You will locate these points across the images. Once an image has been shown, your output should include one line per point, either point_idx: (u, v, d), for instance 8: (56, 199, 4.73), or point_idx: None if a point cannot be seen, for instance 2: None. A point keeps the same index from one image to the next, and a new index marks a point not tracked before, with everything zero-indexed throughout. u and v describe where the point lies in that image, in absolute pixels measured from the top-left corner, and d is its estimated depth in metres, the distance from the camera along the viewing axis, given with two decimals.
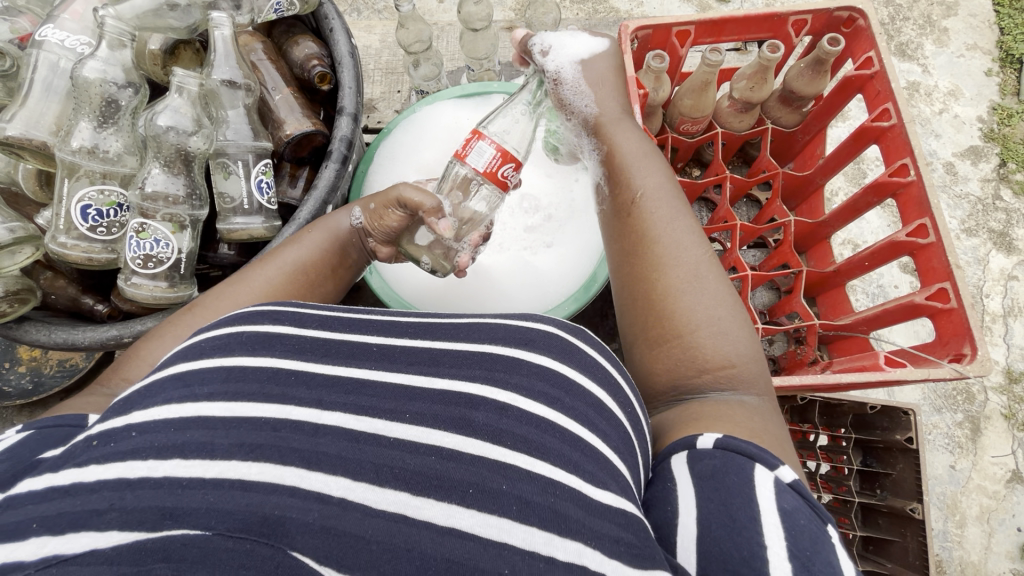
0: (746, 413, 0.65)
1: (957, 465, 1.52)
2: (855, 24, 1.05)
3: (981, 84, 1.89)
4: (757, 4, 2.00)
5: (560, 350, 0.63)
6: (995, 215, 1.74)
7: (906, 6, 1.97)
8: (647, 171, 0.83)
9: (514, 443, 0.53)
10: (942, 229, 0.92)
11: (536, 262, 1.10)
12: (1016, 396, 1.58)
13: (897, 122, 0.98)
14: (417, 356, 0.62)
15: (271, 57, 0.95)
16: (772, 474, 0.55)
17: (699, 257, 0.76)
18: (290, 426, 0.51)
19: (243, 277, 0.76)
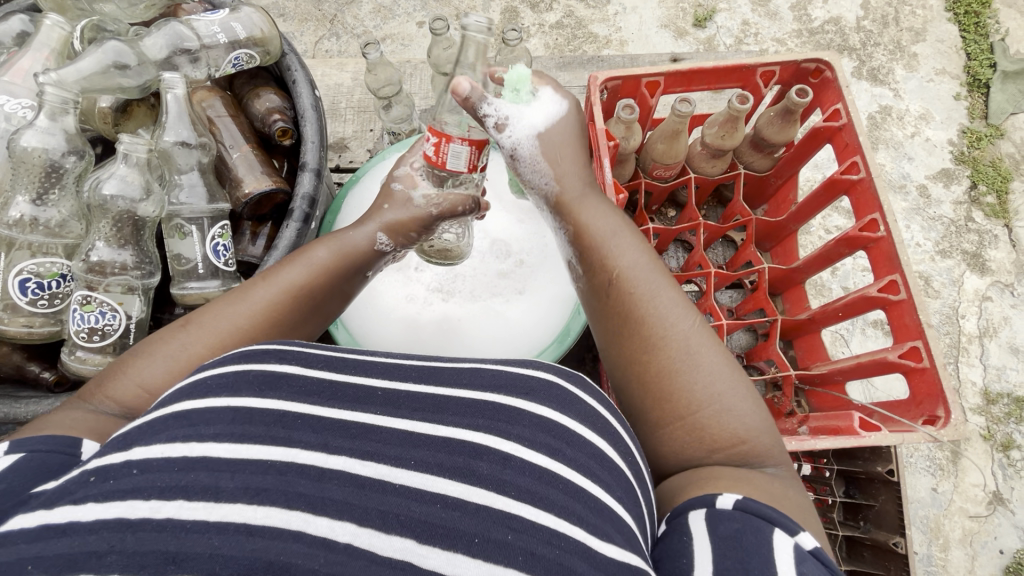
0: (767, 481, 0.64)
1: (939, 487, 1.52)
2: (823, 75, 1.06)
3: (950, 108, 1.93)
4: (733, 30, 2.03)
5: (562, 402, 0.63)
6: (968, 236, 1.77)
7: (876, 32, 2.02)
8: (627, 248, 0.77)
9: (519, 495, 0.53)
10: (912, 287, 0.93)
11: (505, 312, 1.05)
12: (994, 416, 1.59)
13: (865, 176, 1.00)
14: (422, 403, 0.61)
15: (229, 111, 0.92)
16: (792, 539, 0.55)
17: (689, 326, 0.72)
18: (297, 470, 0.51)
19: (244, 294, 0.72)
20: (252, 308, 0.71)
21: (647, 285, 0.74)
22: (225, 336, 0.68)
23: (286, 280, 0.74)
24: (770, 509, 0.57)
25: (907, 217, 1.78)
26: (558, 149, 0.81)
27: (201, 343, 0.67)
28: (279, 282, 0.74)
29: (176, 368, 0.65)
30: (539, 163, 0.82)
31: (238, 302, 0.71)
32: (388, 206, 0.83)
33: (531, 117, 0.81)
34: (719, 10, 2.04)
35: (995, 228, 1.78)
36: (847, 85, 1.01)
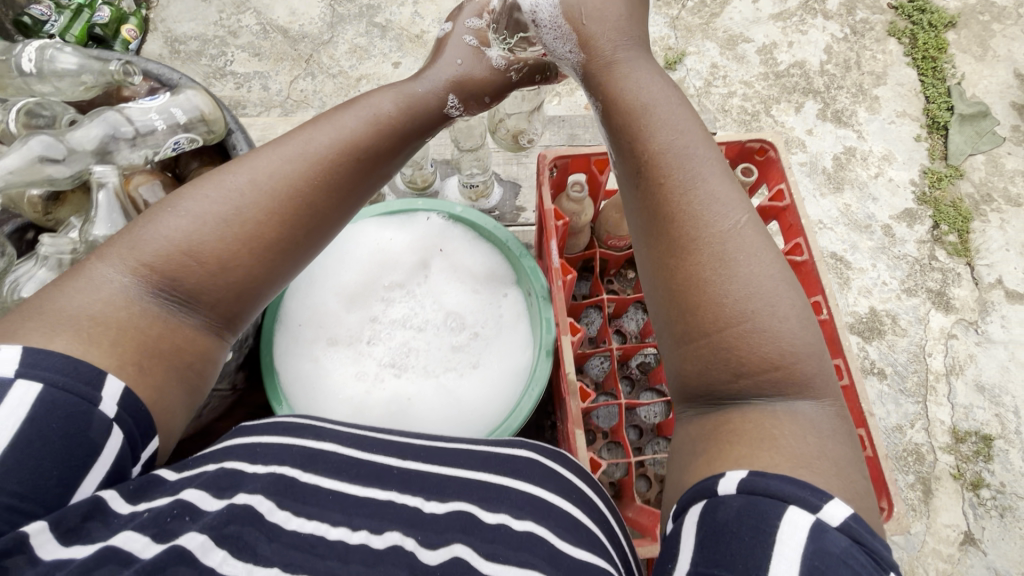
0: (798, 432, 0.59)
1: (912, 528, 1.52)
2: (767, 155, 1.08)
3: (911, 149, 1.99)
4: (702, 73, 2.08)
5: (543, 477, 0.74)
6: (932, 274, 1.81)
7: (839, 75, 2.10)
8: (668, 129, 0.69)
9: (506, 557, 0.62)
10: (854, 372, 0.98)
11: (457, 390, 0.98)
12: (963, 455, 1.61)
13: (808, 258, 1.03)
14: (427, 481, 0.72)
15: (171, 195, 0.93)
16: (813, 516, 0.53)
17: (734, 223, 0.64)
18: (327, 547, 0.61)
19: (287, 153, 0.71)
20: (298, 165, 0.70)
21: (687, 168, 0.67)
22: (274, 197, 0.69)
23: (337, 135, 0.73)
24: (790, 487, 0.55)
25: (873, 256, 1.82)
26: (596, 22, 0.73)
27: (248, 205, 0.68)
28: (277, 171, 0.69)
29: (205, 225, 0.66)
30: (561, 24, 0.75)
31: (291, 162, 0.70)
32: (461, 61, 0.80)
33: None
34: (688, 53, 2.10)
35: (958, 267, 1.83)
36: (791, 169, 1.04)
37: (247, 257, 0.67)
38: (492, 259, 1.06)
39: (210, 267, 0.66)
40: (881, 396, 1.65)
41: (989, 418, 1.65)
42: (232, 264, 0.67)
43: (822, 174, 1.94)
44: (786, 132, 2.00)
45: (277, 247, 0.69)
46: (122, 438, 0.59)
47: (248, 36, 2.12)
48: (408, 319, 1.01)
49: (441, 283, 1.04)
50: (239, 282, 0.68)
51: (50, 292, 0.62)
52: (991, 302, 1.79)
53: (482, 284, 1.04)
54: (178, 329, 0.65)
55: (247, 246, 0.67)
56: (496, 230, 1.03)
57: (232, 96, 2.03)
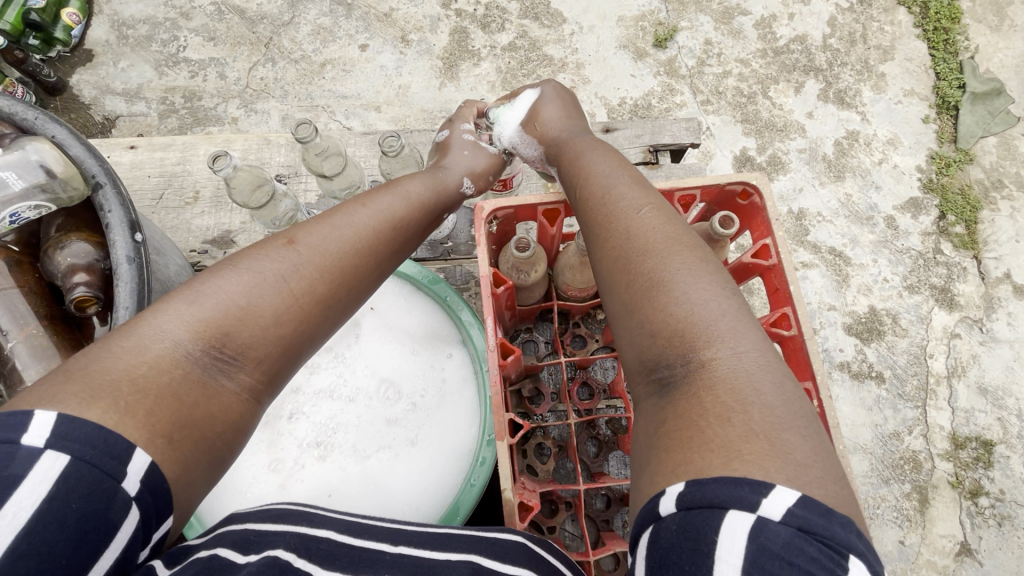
0: (725, 406, 0.47)
1: (906, 539, 1.47)
2: (751, 199, 0.85)
3: (918, 132, 1.86)
4: (695, 50, 1.92)
5: (533, 565, 0.60)
6: (936, 269, 1.71)
7: (843, 51, 1.94)
8: (600, 163, 0.75)
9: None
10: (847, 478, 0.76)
11: (379, 475, 0.84)
12: (961, 462, 1.54)
13: (797, 333, 0.80)
14: (411, 565, 0.57)
15: (20, 281, 0.73)
16: (752, 516, 0.40)
17: (647, 214, 0.64)
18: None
19: (346, 216, 0.68)
20: (357, 228, 0.67)
21: (614, 183, 0.70)
22: (332, 258, 0.63)
23: (378, 210, 0.71)
24: (724, 487, 0.42)
25: (874, 251, 1.71)
26: (549, 115, 0.92)
27: (309, 266, 0.61)
28: (348, 221, 0.67)
29: (263, 280, 0.57)
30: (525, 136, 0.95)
31: (352, 217, 0.68)
32: (468, 153, 0.95)
33: (515, 117, 0.97)
34: (680, 28, 1.93)
35: (964, 261, 1.72)
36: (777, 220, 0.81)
37: (297, 314, 0.58)
38: (432, 319, 0.95)
39: (265, 324, 0.56)
40: (878, 401, 1.57)
41: (990, 422, 1.58)
42: (278, 324, 0.57)
43: (822, 161, 1.80)
44: (784, 116, 1.85)
45: (328, 306, 0.61)
46: (139, 520, 0.44)
47: (200, 18, 1.95)
48: (332, 392, 0.88)
49: (372, 346, 0.91)
50: (286, 344, 0.58)
51: (85, 352, 0.48)
52: (997, 298, 1.69)
53: (421, 347, 0.92)
54: (224, 399, 0.52)
55: (297, 306, 0.58)
56: (437, 286, 0.93)
57: (186, 86, 1.88)
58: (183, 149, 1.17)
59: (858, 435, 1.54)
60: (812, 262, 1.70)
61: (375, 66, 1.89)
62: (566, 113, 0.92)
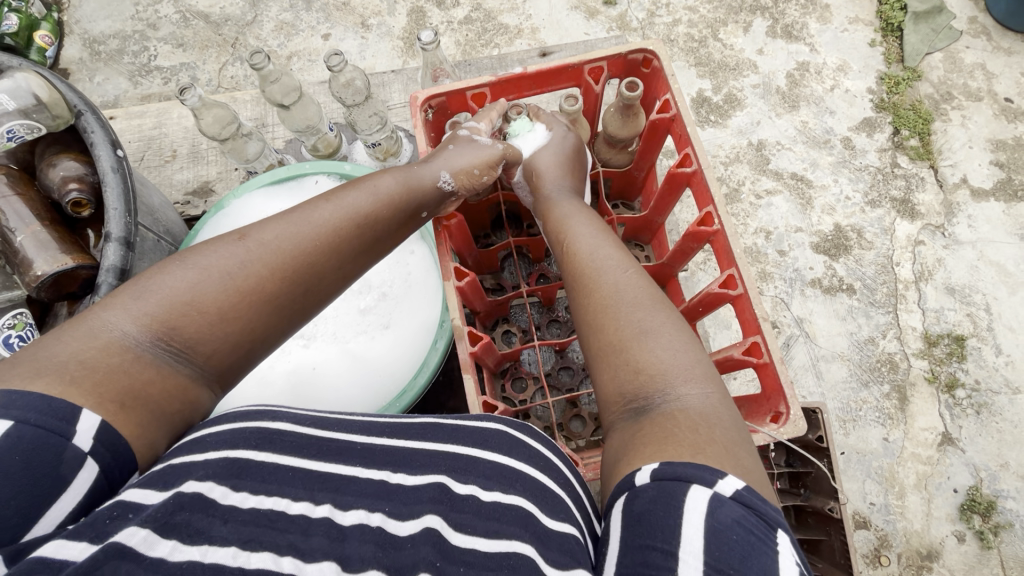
0: (690, 425, 0.57)
1: (890, 436, 1.54)
2: (652, 64, 0.96)
3: (866, 55, 1.93)
4: (645, 2, 1.99)
5: (512, 447, 0.66)
6: (895, 182, 1.78)
7: None
8: (583, 232, 0.81)
9: (473, 529, 0.55)
10: (748, 279, 0.82)
11: (358, 352, 0.96)
12: (936, 358, 1.61)
13: (696, 167, 0.89)
14: (394, 456, 0.63)
15: (18, 189, 0.87)
16: (710, 491, 0.50)
17: (625, 277, 0.73)
18: (289, 519, 0.51)
19: (305, 213, 0.71)
20: (316, 222, 0.71)
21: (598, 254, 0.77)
22: (281, 253, 0.66)
23: (340, 207, 0.74)
24: (691, 467, 0.51)
25: (834, 171, 1.78)
26: (553, 160, 0.93)
27: (256, 262, 0.65)
28: (302, 219, 0.70)
29: (211, 276, 0.62)
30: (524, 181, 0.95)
31: (309, 212, 0.71)
32: (454, 148, 0.90)
33: (528, 144, 0.95)
34: None
35: (921, 171, 1.79)
36: (670, 72, 0.91)
37: (238, 307, 0.62)
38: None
39: (208, 316, 0.60)
40: (851, 311, 1.64)
41: (960, 318, 1.65)
42: (232, 319, 0.62)
43: (776, 94, 1.87)
44: (736, 55, 1.92)
45: (280, 305, 0.66)
46: (99, 470, 0.49)
47: (167, 27, 2.03)
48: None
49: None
50: (237, 335, 0.62)
51: (39, 341, 0.54)
52: (957, 204, 1.76)
53: None
54: (171, 383, 0.57)
55: (247, 301, 0.63)
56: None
57: (160, 92, 1.95)
58: (157, 115, 1.30)
59: (835, 344, 1.61)
60: (775, 188, 1.77)
61: (339, 52, 1.96)
62: (565, 164, 0.93)
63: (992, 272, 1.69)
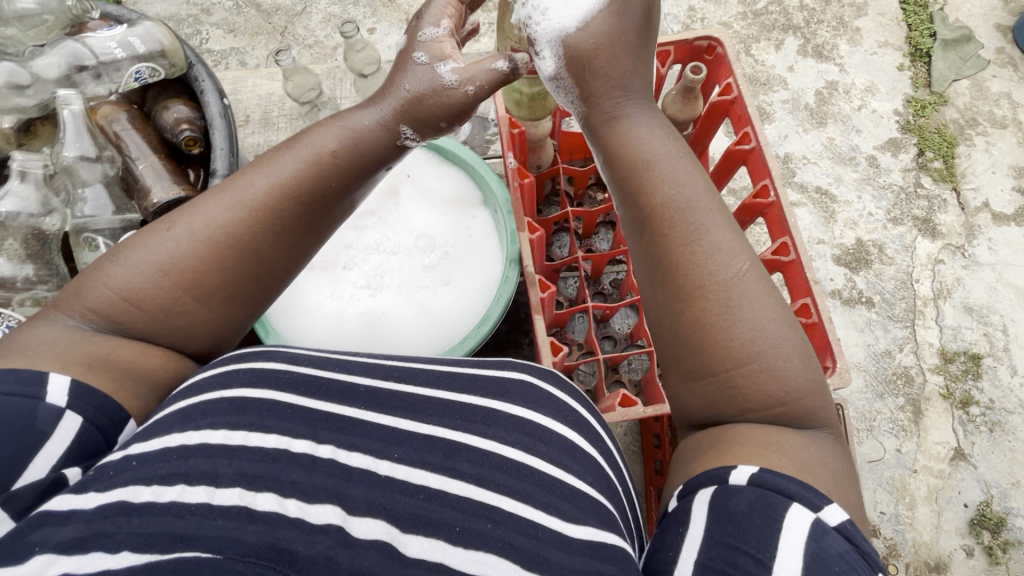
0: (799, 446, 0.62)
1: (902, 448, 1.56)
2: (715, 51, 1.00)
3: (894, 78, 1.98)
4: (680, 16, 2.06)
5: (533, 402, 0.71)
6: (917, 202, 1.82)
7: (818, 9, 2.07)
8: (671, 173, 0.70)
9: (497, 487, 0.60)
10: (801, 248, 0.91)
11: (422, 306, 1.04)
12: (951, 375, 1.63)
13: (756, 147, 0.95)
14: (402, 400, 0.67)
15: (137, 125, 1.06)
16: (812, 517, 0.55)
17: (740, 269, 0.66)
18: (291, 458, 0.55)
19: (228, 194, 0.68)
20: (253, 195, 0.67)
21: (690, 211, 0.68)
22: (212, 238, 0.65)
23: (273, 178, 0.68)
24: (794, 486, 0.57)
25: (858, 188, 1.83)
26: (607, 49, 0.71)
27: (190, 248, 0.65)
28: (237, 197, 0.67)
29: (148, 270, 0.64)
30: (563, 73, 0.74)
31: (239, 189, 0.67)
32: (411, 90, 0.72)
33: (570, 13, 0.72)
34: None
35: (944, 193, 1.83)
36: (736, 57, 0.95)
37: (183, 295, 0.65)
38: (458, 184, 1.12)
39: (151, 306, 0.64)
40: (869, 323, 1.67)
41: (977, 337, 1.68)
42: (179, 306, 0.65)
43: (805, 110, 1.93)
44: (767, 71, 1.98)
45: (229, 291, 0.67)
46: (81, 420, 0.55)
47: (220, 13, 2.11)
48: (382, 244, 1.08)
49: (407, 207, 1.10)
50: (189, 318, 0.66)
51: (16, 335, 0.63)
52: (977, 227, 1.79)
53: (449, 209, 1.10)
54: (143, 355, 0.64)
55: (186, 289, 0.65)
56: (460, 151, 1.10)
57: None
58: (233, 83, 1.35)
59: (852, 355, 1.64)
60: (799, 201, 1.81)
61: (384, 46, 2.04)
62: (627, 60, 0.71)
63: (1010, 294, 1.72)
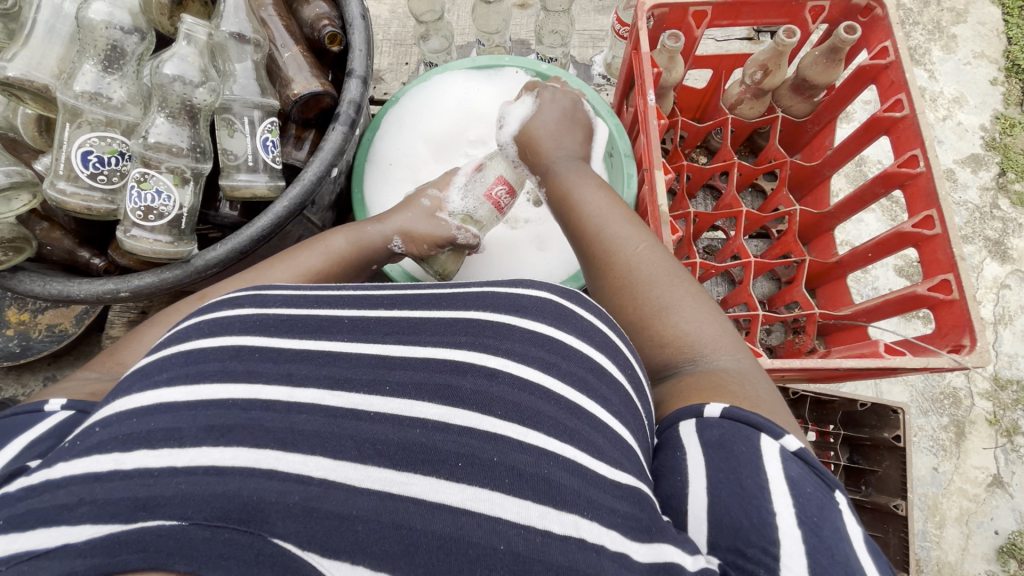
0: (708, 383, 0.52)
1: (940, 466, 1.48)
2: (873, 14, 0.83)
3: (985, 92, 1.80)
4: None
5: (562, 317, 0.50)
6: (991, 223, 1.68)
7: (916, 10, 1.87)
8: (589, 198, 0.68)
9: (507, 413, 0.42)
10: (950, 220, 0.74)
11: (513, 266, 0.93)
12: (1001, 402, 1.54)
13: (910, 113, 0.79)
14: (398, 325, 0.49)
15: (283, 15, 0.74)
16: (777, 442, 0.45)
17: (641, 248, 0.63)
18: (261, 405, 0.40)
19: (260, 274, 0.62)
20: (294, 273, 0.63)
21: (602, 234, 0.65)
22: None
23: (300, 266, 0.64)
24: (717, 429, 0.46)
25: None
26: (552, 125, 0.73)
27: None
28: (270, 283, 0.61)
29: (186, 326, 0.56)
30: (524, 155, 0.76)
31: (291, 267, 0.64)
32: (411, 212, 0.75)
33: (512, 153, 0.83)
34: None
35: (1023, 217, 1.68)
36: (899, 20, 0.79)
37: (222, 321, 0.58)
38: None
39: None
40: None
41: None
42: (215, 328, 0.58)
43: None
44: None
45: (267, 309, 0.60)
46: (71, 411, 0.46)
47: None
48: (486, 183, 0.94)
49: None
50: None
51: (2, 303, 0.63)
52: None
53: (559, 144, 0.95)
54: None
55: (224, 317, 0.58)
56: (583, 88, 0.90)
57: None
58: None
59: None
60: None
61: None
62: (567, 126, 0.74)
63: None
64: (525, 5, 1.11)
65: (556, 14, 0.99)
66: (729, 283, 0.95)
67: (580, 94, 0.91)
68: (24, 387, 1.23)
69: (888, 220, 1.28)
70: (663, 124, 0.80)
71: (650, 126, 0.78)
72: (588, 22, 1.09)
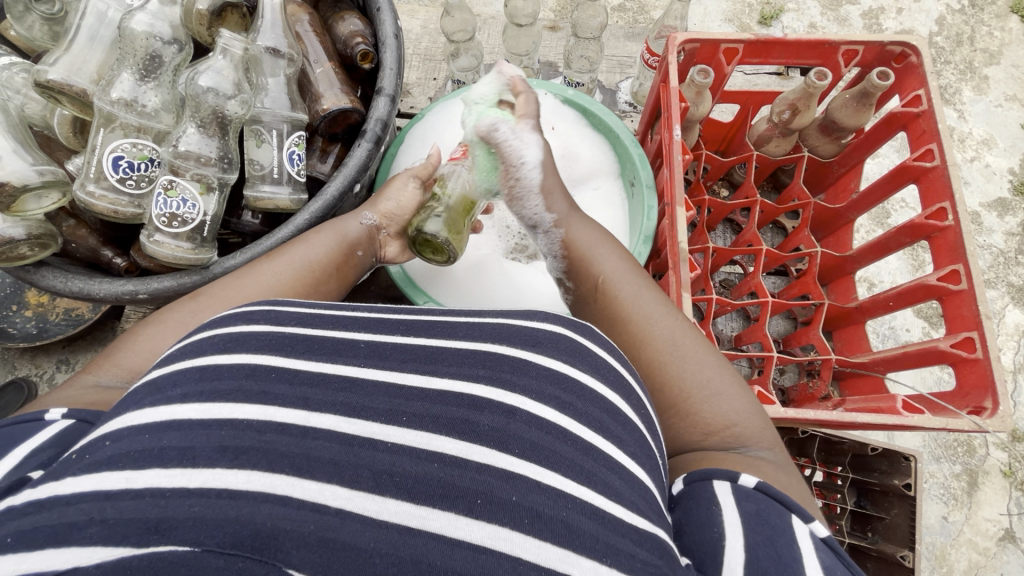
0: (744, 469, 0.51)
1: (950, 516, 1.44)
2: (907, 61, 0.82)
3: (1016, 135, 1.77)
4: (802, 26, 1.79)
5: (577, 356, 0.50)
6: (1017, 269, 1.64)
7: (948, 49, 1.85)
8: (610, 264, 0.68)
9: (524, 451, 0.42)
10: (977, 275, 0.73)
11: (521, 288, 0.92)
12: (1017, 454, 1.50)
13: (939, 163, 0.77)
14: (414, 353, 0.49)
15: (317, 30, 0.75)
16: (807, 526, 0.45)
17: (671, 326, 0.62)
18: (276, 428, 0.40)
19: (252, 268, 0.61)
20: (289, 267, 0.62)
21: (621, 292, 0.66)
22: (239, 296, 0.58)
23: (292, 259, 0.63)
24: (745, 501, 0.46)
25: None
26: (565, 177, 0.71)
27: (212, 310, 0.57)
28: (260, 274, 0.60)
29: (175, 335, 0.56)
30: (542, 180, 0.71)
31: (283, 260, 0.62)
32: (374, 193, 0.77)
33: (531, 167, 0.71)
34: (787, 10, 1.79)
35: None
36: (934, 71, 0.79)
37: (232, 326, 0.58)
38: (598, 152, 0.94)
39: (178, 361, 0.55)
40: None
41: None
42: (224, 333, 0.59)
43: None
44: None
45: None
46: (73, 419, 0.46)
47: None
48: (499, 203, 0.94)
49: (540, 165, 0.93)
50: None
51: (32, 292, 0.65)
52: None
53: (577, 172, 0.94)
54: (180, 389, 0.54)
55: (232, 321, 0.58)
56: (608, 117, 0.91)
57: None
58: None
59: None
60: None
61: None
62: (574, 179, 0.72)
63: None
64: (555, 28, 1.12)
65: (586, 41, 1.00)
66: (744, 320, 0.94)
67: (605, 122, 0.91)
68: (38, 369, 1.24)
69: (910, 261, 1.26)
70: (687, 159, 0.80)
71: (673, 161, 0.78)
72: (617, 48, 1.09)
